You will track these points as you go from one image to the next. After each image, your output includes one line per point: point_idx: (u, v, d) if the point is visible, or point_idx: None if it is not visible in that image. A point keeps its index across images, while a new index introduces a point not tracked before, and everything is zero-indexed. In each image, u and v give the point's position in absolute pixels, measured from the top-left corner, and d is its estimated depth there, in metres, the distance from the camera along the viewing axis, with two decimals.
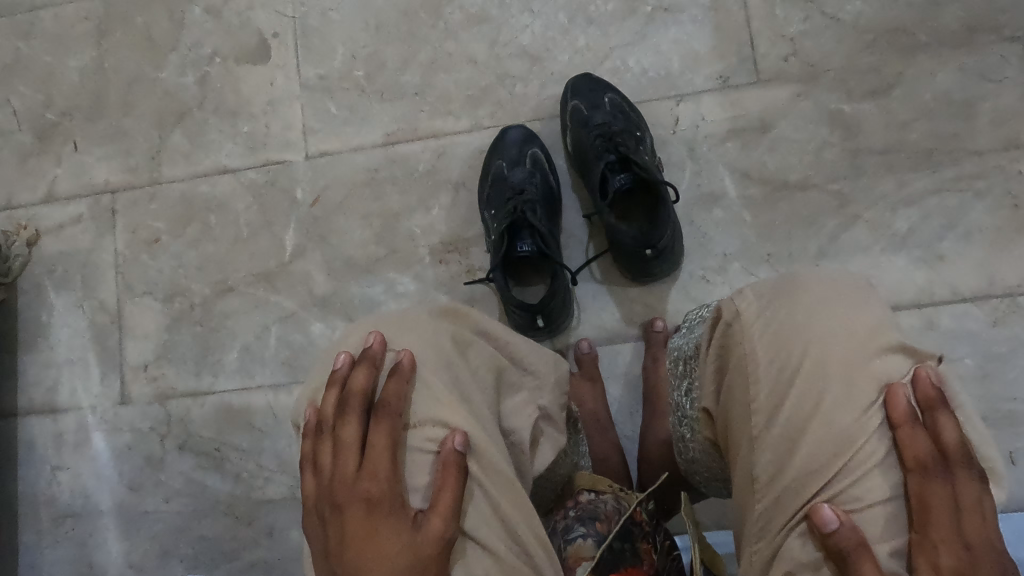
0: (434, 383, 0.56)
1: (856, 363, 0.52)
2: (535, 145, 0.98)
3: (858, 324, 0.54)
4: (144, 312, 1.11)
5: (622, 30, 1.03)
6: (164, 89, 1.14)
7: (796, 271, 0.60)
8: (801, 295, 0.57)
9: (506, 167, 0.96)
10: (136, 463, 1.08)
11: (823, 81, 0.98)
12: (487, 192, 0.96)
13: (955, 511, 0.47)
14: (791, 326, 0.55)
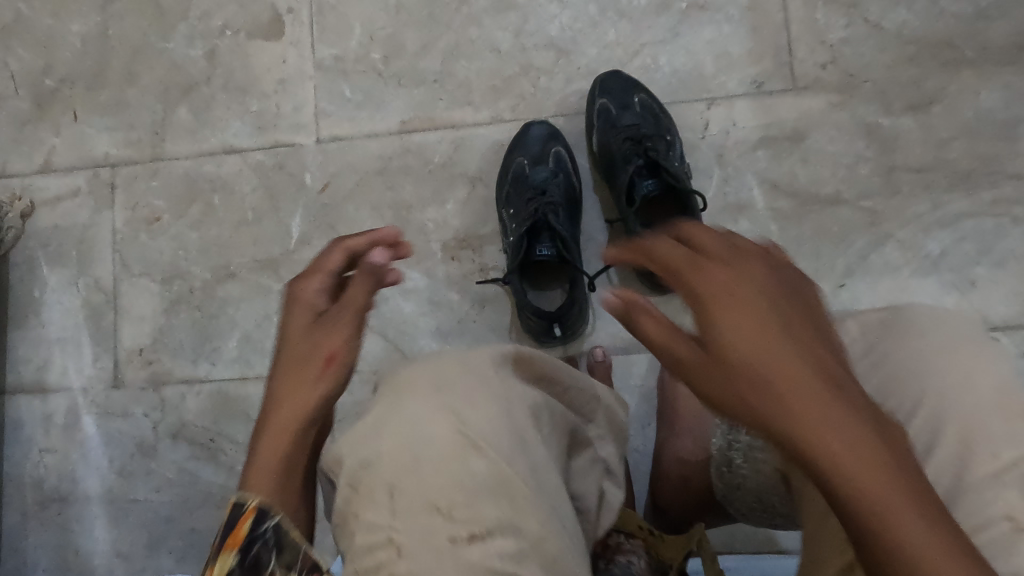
0: (514, 467, 0.40)
1: (972, 417, 0.46)
2: (559, 144, 0.94)
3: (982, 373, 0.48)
4: (141, 294, 1.07)
5: (654, 26, 0.98)
6: (171, 61, 1.09)
7: (909, 308, 0.56)
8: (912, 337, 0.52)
9: (527, 165, 0.92)
10: (127, 449, 1.05)
11: (861, 92, 0.94)
12: (506, 190, 0.92)
13: (767, 301, 0.39)
14: (905, 368, 0.51)
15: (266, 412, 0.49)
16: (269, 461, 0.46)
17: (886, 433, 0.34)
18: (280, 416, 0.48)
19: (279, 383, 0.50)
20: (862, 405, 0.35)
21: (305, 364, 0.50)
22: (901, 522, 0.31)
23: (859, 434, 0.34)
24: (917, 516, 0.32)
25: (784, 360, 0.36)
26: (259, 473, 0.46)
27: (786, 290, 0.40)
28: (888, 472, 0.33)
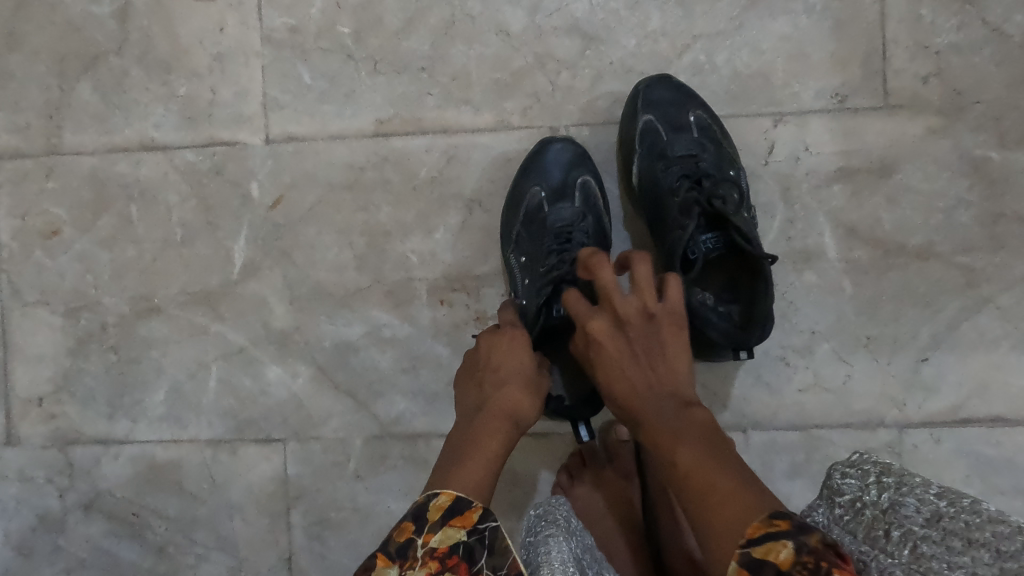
0: None
1: None
2: (586, 172, 0.74)
3: None
4: (37, 328, 0.83)
5: (713, 12, 0.75)
6: (68, 19, 0.81)
7: None
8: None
9: (545, 200, 0.74)
10: (26, 522, 0.84)
11: (970, 117, 0.74)
12: (516, 231, 0.74)
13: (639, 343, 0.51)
14: None
15: (478, 418, 0.53)
16: (488, 456, 0.51)
17: (688, 430, 0.48)
18: (482, 421, 0.53)
19: (484, 397, 0.55)
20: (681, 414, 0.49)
21: (509, 384, 0.55)
22: (692, 489, 0.45)
23: (666, 434, 0.48)
24: (700, 488, 0.44)
25: (630, 389, 0.51)
26: (470, 474, 0.50)
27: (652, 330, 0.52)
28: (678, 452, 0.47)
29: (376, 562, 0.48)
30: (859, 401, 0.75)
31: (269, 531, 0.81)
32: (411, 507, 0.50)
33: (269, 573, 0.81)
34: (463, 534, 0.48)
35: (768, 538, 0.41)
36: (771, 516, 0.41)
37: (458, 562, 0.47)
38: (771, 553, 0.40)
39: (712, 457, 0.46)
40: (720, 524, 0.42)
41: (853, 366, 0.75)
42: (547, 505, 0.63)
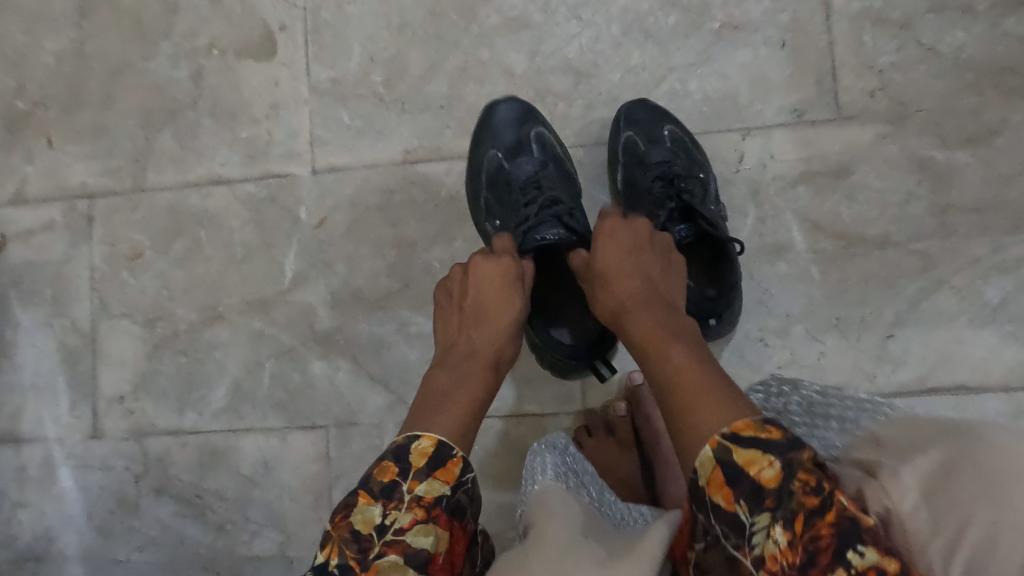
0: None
1: None
2: (539, 127, 0.87)
3: None
4: (121, 337, 0.98)
5: (685, 47, 0.89)
6: (153, 82, 1.00)
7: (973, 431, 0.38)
8: (996, 500, 0.34)
9: (503, 156, 0.86)
10: (107, 505, 0.97)
11: (914, 123, 0.85)
12: (484, 192, 0.86)
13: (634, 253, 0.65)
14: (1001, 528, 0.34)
15: (466, 364, 0.62)
16: (472, 397, 0.60)
17: (672, 328, 0.56)
18: (469, 366, 0.62)
19: (471, 348, 0.64)
20: (660, 312, 0.58)
21: (493, 329, 0.65)
22: (667, 378, 0.52)
23: (652, 329, 0.56)
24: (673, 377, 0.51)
25: (624, 282, 0.62)
26: (450, 420, 0.57)
27: (654, 245, 0.65)
28: (665, 342, 0.54)
29: (358, 499, 0.53)
30: (833, 376, 0.84)
31: (314, 508, 0.93)
32: (393, 448, 0.55)
33: (314, 547, 0.92)
34: (445, 488, 0.53)
35: (756, 449, 0.44)
36: (763, 425, 0.44)
37: (439, 514, 0.53)
38: (754, 468, 0.43)
39: (689, 351, 0.53)
40: (694, 399, 0.49)
41: (826, 344, 0.84)
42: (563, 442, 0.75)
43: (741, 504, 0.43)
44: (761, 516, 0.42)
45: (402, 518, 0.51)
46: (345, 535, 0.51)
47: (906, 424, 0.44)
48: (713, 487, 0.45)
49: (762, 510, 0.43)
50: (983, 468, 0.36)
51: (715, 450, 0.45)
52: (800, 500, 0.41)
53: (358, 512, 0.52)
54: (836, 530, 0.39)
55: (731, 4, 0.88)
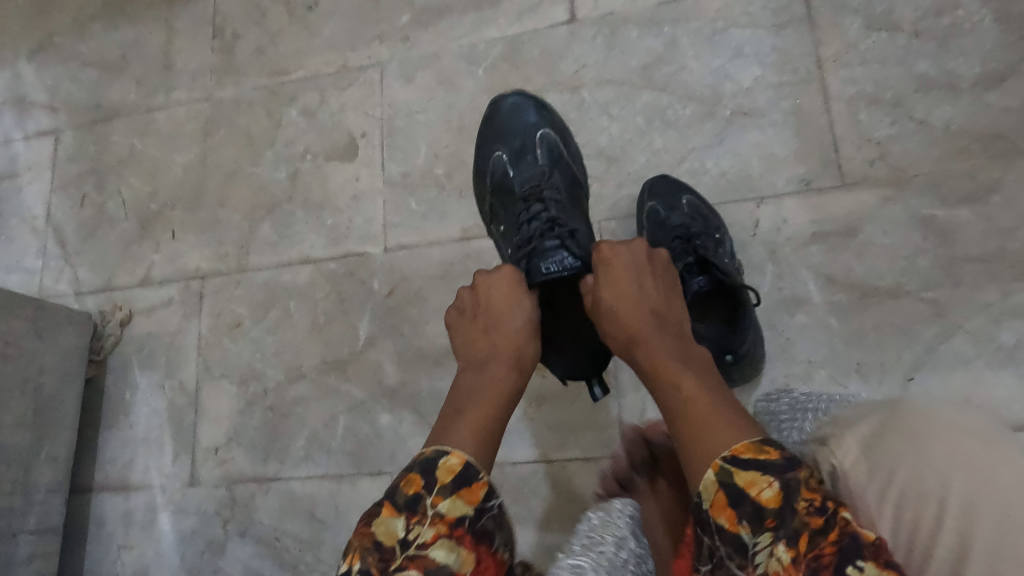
0: None
1: (977, 499, 0.41)
2: (541, 128, 0.99)
3: (976, 439, 0.43)
4: (219, 395, 1.13)
5: (701, 132, 1.03)
6: (258, 183, 1.21)
7: (907, 402, 0.48)
8: (914, 450, 0.44)
9: (508, 160, 0.97)
10: (197, 547, 1.08)
11: (913, 186, 0.94)
12: (492, 198, 0.97)
13: (643, 294, 0.71)
14: (917, 467, 0.43)
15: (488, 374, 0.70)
16: (500, 407, 0.68)
17: (683, 357, 0.64)
18: (495, 370, 0.71)
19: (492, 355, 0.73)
20: (671, 343, 0.66)
21: (507, 342, 0.74)
22: (681, 403, 0.59)
23: (665, 360, 0.63)
24: (685, 403, 0.58)
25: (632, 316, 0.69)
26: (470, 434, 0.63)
27: (659, 285, 0.73)
28: (679, 372, 0.61)
29: (383, 509, 0.59)
30: None
31: None
32: (421, 461, 0.61)
33: None
34: (468, 507, 0.59)
35: (755, 470, 0.50)
36: (762, 449, 0.51)
37: (461, 530, 0.58)
38: (755, 489, 0.49)
39: (701, 378, 0.61)
40: (704, 425, 0.55)
41: (849, 389, 0.90)
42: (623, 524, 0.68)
43: (743, 523, 0.49)
44: (764, 535, 0.48)
45: (425, 531, 0.57)
46: (368, 544, 0.56)
47: (852, 411, 0.53)
48: (717, 509, 0.51)
49: (765, 529, 0.48)
50: (905, 427, 0.45)
51: (717, 473, 0.51)
52: (803, 519, 0.46)
53: (382, 523, 0.58)
54: (837, 547, 0.44)
55: (739, 95, 1.03)
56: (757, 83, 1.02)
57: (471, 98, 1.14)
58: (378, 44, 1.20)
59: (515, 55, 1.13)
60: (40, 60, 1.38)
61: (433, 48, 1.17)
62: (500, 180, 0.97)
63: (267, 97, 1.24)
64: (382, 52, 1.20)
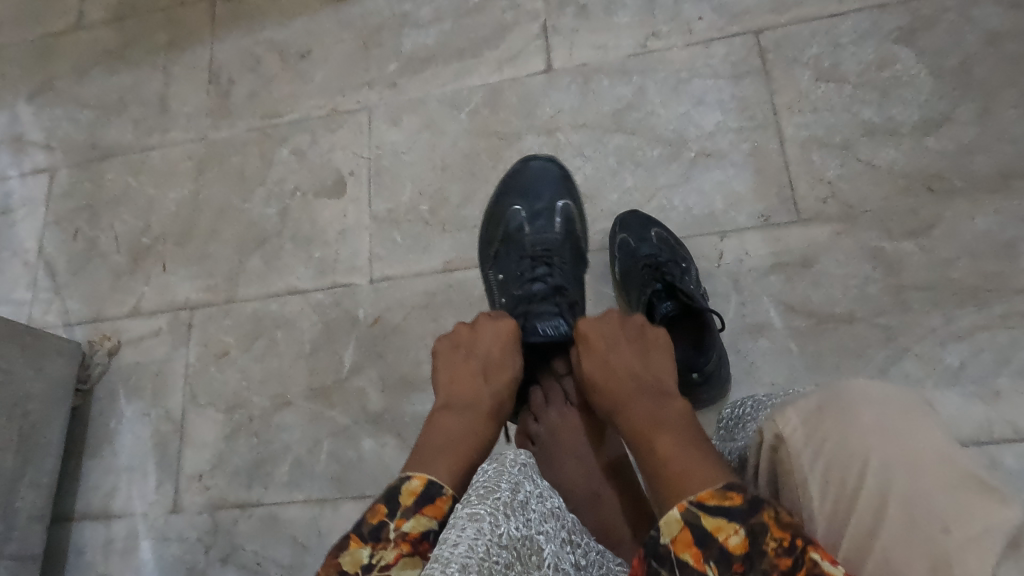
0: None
1: (900, 464, 0.45)
2: (565, 197, 1.08)
3: (902, 416, 0.47)
4: (205, 422, 1.16)
5: (668, 172, 1.11)
6: (249, 218, 1.26)
7: (840, 383, 0.52)
8: (848, 422, 0.48)
9: (525, 218, 1.06)
10: (178, 574, 1.09)
11: (862, 221, 1.02)
12: (499, 248, 1.06)
13: (623, 361, 0.73)
14: (846, 439, 0.47)
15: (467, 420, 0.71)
16: (468, 445, 0.67)
17: (661, 416, 0.63)
18: (472, 415, 0.72)
19: (475, 399, 0.74)
20: (648, 403, 0.65)
21: (488, 391, 0.75)
22: (655, 462, 0.57)
23: (641, 420, 0.63)
24: (659, 460, 0.56)
25: (611, 382, 0.71)
26: (445, 465, 0.62)
27: (637, 351, 0.75)
28: (655, 433, 0.60)
29: (349, 542, 0.55)
30: None
31: None
32: (385, 491, 0.59)
33: None
34: (433, 523, 0.57)
35: (722, 516, 0.48)
36: (725, 495, 0.49)
37: (425, 547, 0.56)
38: (722, 536, 0.47)
39: (678, 435, 0.59)
40: (675, 482, 0.53)
41: None
42: (521, 467, 0.58)
43: (708, 566, 0.46)
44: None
45: (389, 554, 0.54)
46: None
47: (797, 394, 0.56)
48: (680, 547, 0.48)
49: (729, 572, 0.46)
50: (842, 402, 0.49)
51: (683, 513, 0.49)
52: (773, 562, 0.44)
53: (348, 553, 0.54)
54: None
55: (703, 138, 1.11)
56: (719, 127, 1.11)
57: (454, 139, 1.21)
58: (367, 89, 1.28)
59: (496, 101, 1.21)
60: (39, 102, 1.44)
61: (419, 93, 1.25)
62: (512, 232, 1.06)
63: (260, 138, 1.31)
64: (370, 97, 1.27)
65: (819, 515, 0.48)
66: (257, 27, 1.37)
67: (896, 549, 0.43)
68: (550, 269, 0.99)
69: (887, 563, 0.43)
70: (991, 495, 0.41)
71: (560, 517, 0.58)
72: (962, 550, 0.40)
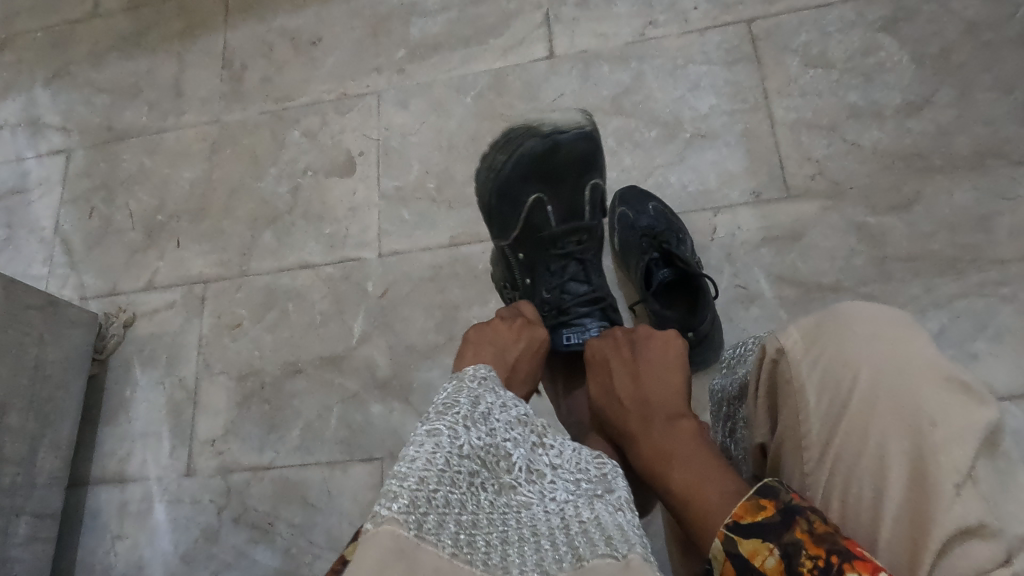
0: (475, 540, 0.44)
1: (891, 371, 0.50)
2: (597, 175, 0.97)
3: (893, 331, 0.52)
4: (218, 390, 1.20)
5: (665, 152, 1.16)
6: (261, 196, 1.31)
7: (836, 305, 0.57)
8: (846, 334, 0.53)
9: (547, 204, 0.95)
10: (191, 535, 1.13)
11: (848, 197, 1.08)
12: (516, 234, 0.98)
13: (630, 376, 0.71)
14: (842, 352, 0.52)
15: None
16: None
17: (673, 440, 0.62)
18: None
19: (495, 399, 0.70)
20: (659, 427, 0.64)
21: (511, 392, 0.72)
22: (676, 498, 0.57)
23: (655, 447, 0.62)
24: (681, 496, 0.56)
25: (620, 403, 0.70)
26: None
27: (643, 362, 0.72)
28: (671, 463, 0.59)
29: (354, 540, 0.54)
30: None
31: None
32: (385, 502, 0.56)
33: None
34: None
35: (757, 538, 0.48)
36: (758, 509, 0.49)
37: None
38: (759, 560, 0.47)
39: (692, 464, 0.58)
40: (700, 523, 0.53)
41: None
42: (482, 382, 0.57)
43: None
44: None
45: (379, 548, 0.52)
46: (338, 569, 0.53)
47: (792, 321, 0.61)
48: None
49: None
50: (840, 318, 0.54)
51: (722, 542, 0.50)
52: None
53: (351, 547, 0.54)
54: None
55: (698, 120, 1.17)
56: (713, 110, 1.17)
57: (460, 122, 1.27)
58: (376, 74, 1.33)
59: (500, 85, 1.27)
60: (56, 86, 1.48)
61: (426, 78, 1.31)
62: (533, 216, 0.96)
63: (272, 121, 1.36)
64: (379, 82, 1.33)
65: (815, 414, 0.53)
66: (270, 16, 1.43)
67: (889, 442, 0.48)
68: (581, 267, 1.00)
69: (880, 454, 0.49)
70: (970, 395, 0.47)
71: (530, 423, 0.53)
72: (947, 442, 0.46)
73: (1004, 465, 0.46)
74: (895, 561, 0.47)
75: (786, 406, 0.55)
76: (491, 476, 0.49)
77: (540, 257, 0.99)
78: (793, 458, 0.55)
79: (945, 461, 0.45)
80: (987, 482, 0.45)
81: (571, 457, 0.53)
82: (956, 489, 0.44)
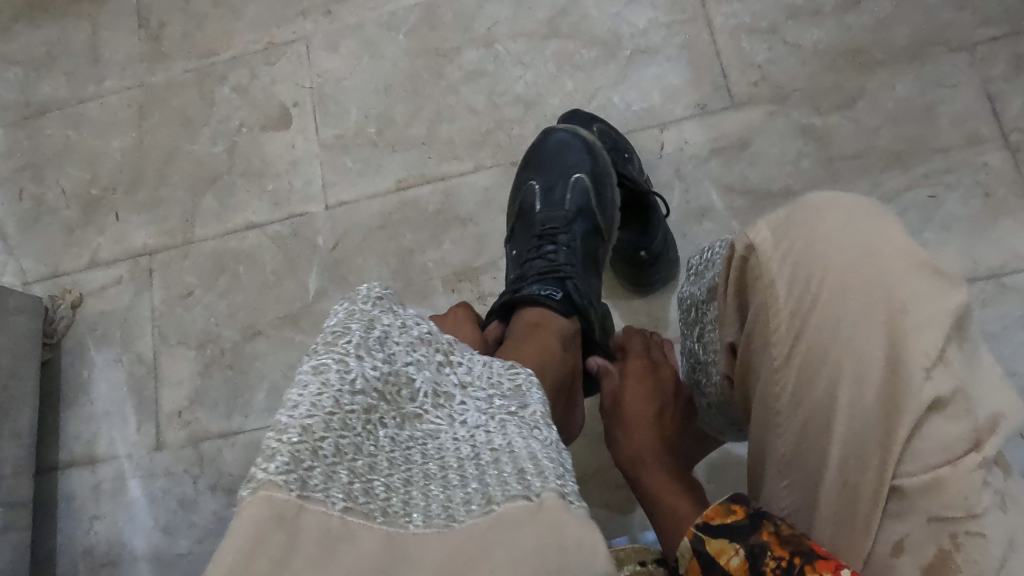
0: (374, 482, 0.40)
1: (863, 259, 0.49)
2: (581, 170, 0.97)
3: (864, 221, 0.51)
4: (178, 361, 1.18)
5: (606, 72, 1.13)
6: (198, 158, 1.26)
7: (806, 198, 0.55)
8: (817, 224, 0.52)
9: (541, 188, 0.98)
10: (169, 506, 1.12)
11: (792, 100, 1.07)
12: (513, 224, 1.00)
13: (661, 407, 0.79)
14: (813, 245, 0.51)
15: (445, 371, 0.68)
16: None
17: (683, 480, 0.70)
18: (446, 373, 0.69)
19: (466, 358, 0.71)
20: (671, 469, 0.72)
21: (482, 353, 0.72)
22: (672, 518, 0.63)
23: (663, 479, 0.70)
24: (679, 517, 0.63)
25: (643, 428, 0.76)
26: None
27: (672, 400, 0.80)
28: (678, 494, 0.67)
29: None
30: None
31: None
32: None
33: None
34: None
35: (724, 538, 0.50)
36: (728, 510, 0.51)
37: None
38: (725, 558, 0.49)
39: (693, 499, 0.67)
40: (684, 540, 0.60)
41: None
42: (377, 304, 0.50)
43: None
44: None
45: None
46: None
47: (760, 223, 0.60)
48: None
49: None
50: (811, 211, 0.53)
51: (692, 541, 0.52)
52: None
53: None
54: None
55: (637, 36, 1.14)
56: (651, 24, 1.14)
57: (394, 60, 1.22)
58: (301, 19, 1.27)
59: (432, 18, 1.22)
60: None
61: (354, 18, 1.25)
62: (526, 205, 0.99)
63: (199, 79, 1.29)
64: (306, 27, 1.27)
65: (782, 310, 0.51)
66: None
67: (859, 333, 0.47)
68: (557, 246, 0.91)
69: (854, 345, 0.47)
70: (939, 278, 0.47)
71: (435, 341, 0.51)
72: (918, 328, 0.45)
73: (969, 350, 0.46)
74: (859, 450, 0.46)
75: (755, 303, 0.54)
76: (391, 409, 0.46)
77: (524, 242, 0.96)
78: (761, 355, 0.53)
79: (914, 350, 0.45)
80: (956, 364, 0.45)
81: (482, 373, 0.52)
82: (926, 373, 0.44)
